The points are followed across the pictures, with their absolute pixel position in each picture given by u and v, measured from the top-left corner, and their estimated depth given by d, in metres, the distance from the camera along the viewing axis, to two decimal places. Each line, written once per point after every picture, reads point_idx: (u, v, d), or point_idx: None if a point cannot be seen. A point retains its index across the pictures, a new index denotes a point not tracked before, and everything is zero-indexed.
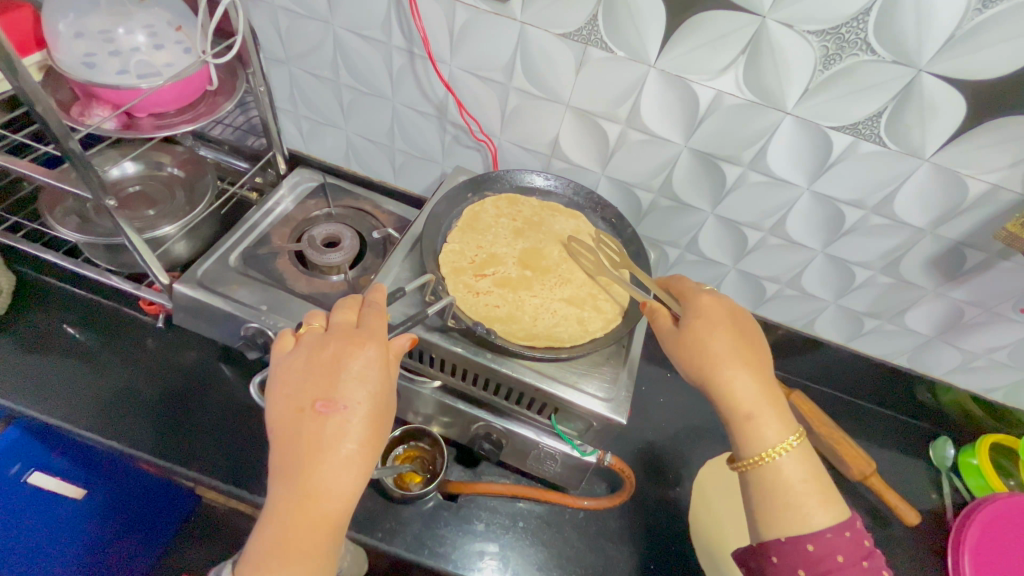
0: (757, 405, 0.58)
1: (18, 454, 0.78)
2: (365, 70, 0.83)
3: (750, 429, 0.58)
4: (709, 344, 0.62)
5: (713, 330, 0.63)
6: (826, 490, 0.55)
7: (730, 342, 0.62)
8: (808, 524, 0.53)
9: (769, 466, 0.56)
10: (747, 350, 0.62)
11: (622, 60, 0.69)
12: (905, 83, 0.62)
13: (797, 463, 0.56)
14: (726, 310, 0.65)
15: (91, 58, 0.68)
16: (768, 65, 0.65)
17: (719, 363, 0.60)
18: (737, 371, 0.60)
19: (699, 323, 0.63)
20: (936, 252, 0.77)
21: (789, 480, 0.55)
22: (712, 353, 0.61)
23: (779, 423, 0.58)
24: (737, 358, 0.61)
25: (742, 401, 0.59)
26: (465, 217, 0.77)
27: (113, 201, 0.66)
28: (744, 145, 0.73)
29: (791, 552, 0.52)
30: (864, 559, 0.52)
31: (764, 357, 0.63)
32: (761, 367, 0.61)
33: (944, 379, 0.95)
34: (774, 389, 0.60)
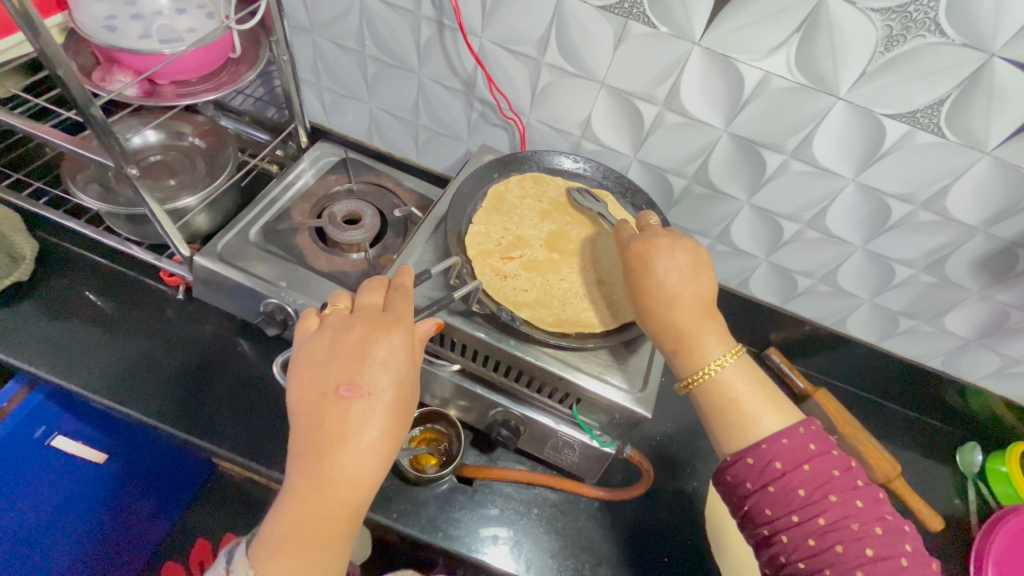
0: (697, 325, 0.57)
1: (40, 419, 0.80)
2: (391, 40, 0.80)
3: (689, 351, 0.57)
4: (649, 270, 0.60)
5: (656, 253, 0.60)
6: (768, 396, 0.55)
7: (671, 265, 0.59)
8: (749, 437, 0.53)
9: (709, 385, 0.55)
10: (687, 272, 0.59)
11: (666, 37, 0.65)
12: (973, 69, 0.58)
13: (738, 375, 0.56)
14: (669, 241, 0.62)
15: (114, 22, 0.66)
16: (825, 45, 0.61)
17: (658, 288, 0.59)
18: (676, 293, 0.58)
19: (640, 249, 0.61)
20: (986, 252, 0.73)
21: (732, 394, 0.55)
22: (651, 280, 0.59)
23: (717, 339, 0.57)
24: (678, 278, 0.59)
25: (683, 322, 0.57)
26: (490, 198, 0.74)
27: (134, 170, 0.64)
28: (791, 131, 0.69)
29: (738, 469, 0.52)
30: (805, 462, 0.50)
31: (708, 273, 0.60)
32: (703, 289, 0.59)
33: (977, 384, 0.92)
34: (711, 307, 0.59)
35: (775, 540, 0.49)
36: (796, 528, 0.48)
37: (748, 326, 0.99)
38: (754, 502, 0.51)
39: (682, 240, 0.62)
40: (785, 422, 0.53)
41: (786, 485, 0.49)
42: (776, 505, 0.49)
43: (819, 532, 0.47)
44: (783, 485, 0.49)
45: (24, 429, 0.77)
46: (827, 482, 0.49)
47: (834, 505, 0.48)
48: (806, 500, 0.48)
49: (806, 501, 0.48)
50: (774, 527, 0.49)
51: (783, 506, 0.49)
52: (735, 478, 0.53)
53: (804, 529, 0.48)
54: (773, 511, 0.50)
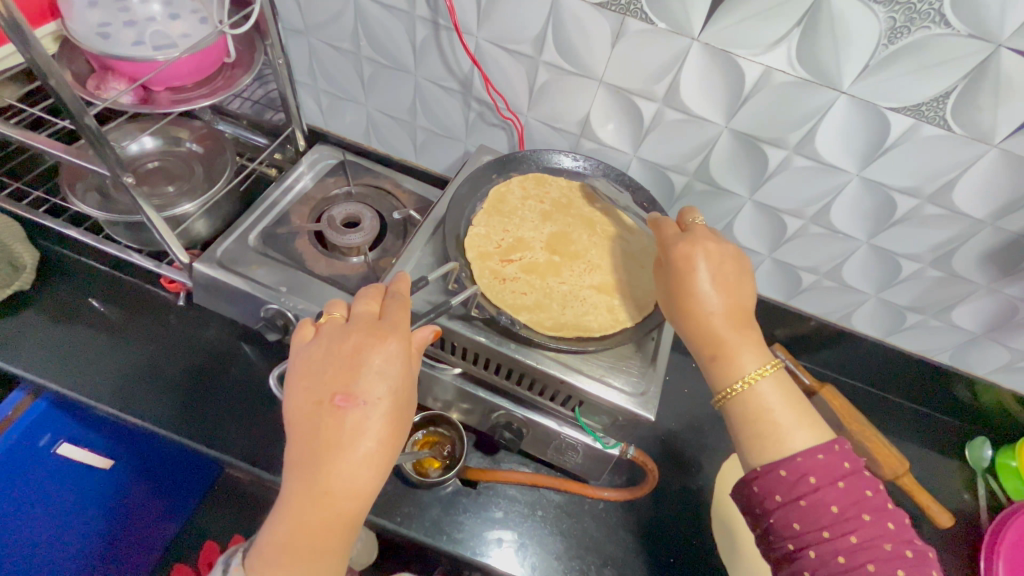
0: (734, 336, 0.56)
1: (47, 427, 0.80)
2: (387, 41, 0.79)
3: (722, 360, 0.56)
4: (691, 274, 0.59)
5: (699, 260, 0.59)
6: (802, 413, 0.53)
7: (712, 273, 0.58)
8: (781, 449, 0.52)
9: (745, 395, 0.54)
10: (728, 281, 0.58)
11: (664, 33, 0.64)
12: (980, 60, 0.57)
13: (773, 389, 0.54)
14: (714, 247, 0.60)
15: (107, 29, 0.66)
16: (827, 39, 0.59)
17: (698, 295, 0.58)
18: (716, 301, 0.57)
19: (683, 254, 0.60)
20: (993, 246, 0.72)
21: (766, 405, 0.53)
22: (692, 285, 0.58)
23: (755, 351, 0.56)
24: (718, 288, 0.58)
25: (719, 331, 0.56)
26: (490, 199, 0.73)
27: (131, 179, 0.64)
28: (792, 126, 0.68)
29: (767, 480, 0.51)
30: (839, 480, 0.49)
31: (746, 286, 0.59)
32: (741, 301, 0.58)
33: (986, 378, 0.91)
34: (750, 319, 0.58)
35: (801, 554, 0.48)
36: (826, 543, 0.47)
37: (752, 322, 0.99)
38: (780, 516, 0.50)
39: (725, 248, 0.61)
40: (808, 436, 0.52)
41: (818, 500, 0.48)
42: (806, 520, 0.48)
43: (851, 549, 0.46)
44: (815, 499, 0.48)
45: (29, 439, 0.78)
46: (859, 501, 0.48)
47: (867, 524, 0.47)
48: (839, 517, 0.48)
49: (838, 517, 0.48)
50: (802, 542, 0.48)
51: (813, 521, 0.48)
52: (763, 490, 0.51)
53: (835, 545, 0.47)
54: (801, 526, 0.48)
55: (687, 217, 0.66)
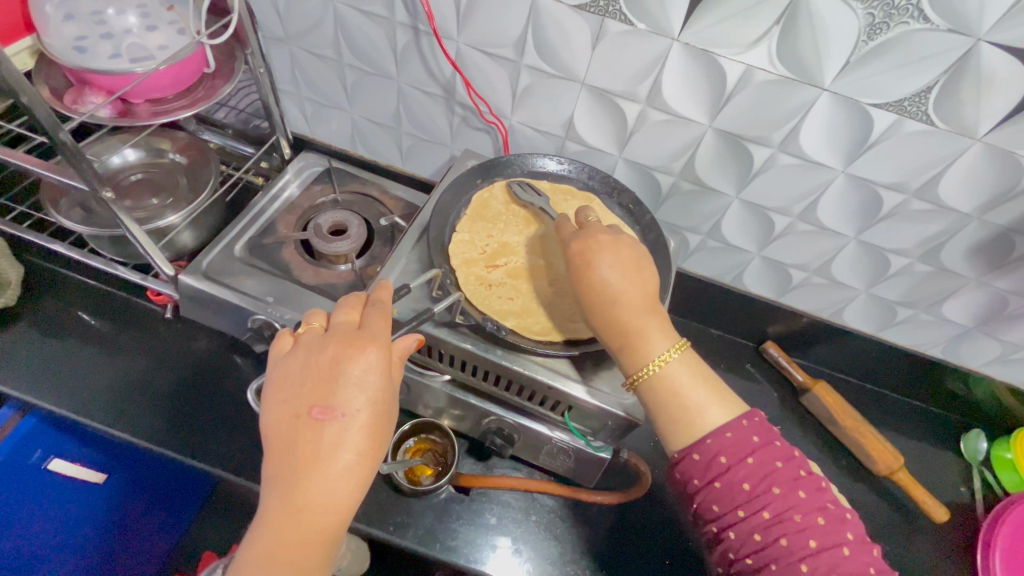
0: (641, 321, 0.55)
1: (36, 443, 0.80)
2: (368, 48, 0.78)
3: (632, 347, 0.55)
4: (589, 264, 0.58)
5: (598, 251, 0.58)
6: (712, 389, 0.54)
7: (612, 260, 0.58)
8: (695, 432, 0.52)
9: (654, 381, 0.54)
10: (631, 267, 0.58)
11: (643, 33, 0.64)
12: (960, 54, 0.56)
13: (682, 369, 0.54)
14: (610, 238, 0.60)
15: (83, 42, 0.65)
16: (807, 37, 0.59)
17: (601, 284, 0.57)
18: (620, 288, 0.56)
19: (581, 246, 0.60)
20: (981, 239, 0.72)
21: (676, 388, 0.54)
22: (592, 275, 0.57)
23: (662, 334, 0.55)
24: (622, 275, 0.57)
25: (626, 319, 0.55)
26: (474, 205, 0.73)
27: (110, 193, 0.64)
28: (776, 125, 0.67)
29: (685, 465, 0.52)
30: (749, 455, 0.49)
31: (649, 269, 0.59)
32: (645, 285, 0.58)
33: (979, 371, 0.90)
34: (655, 301, 0.58)
35: (724, 536, 0.49)
36: (742, 522, 0.48)
37: (744, 320, 0.99)
38: (702, 499, 0.50)
39: (623, 237, 0.61)
40: (726, 415, 0.52)
41: (730, 480, 0.49)
42: (721, 500, 0.49)
43: (765, 526, 0.47)
44: (728, 479, 0.49)
45: (20, 457, 0.78)
46: (769, 475, 0.48)
47: (778, 497, 0.47)
48: (751, 494, 0.48)
49: (751, 494, 0.48)
50: (721, 523, 0.49)
51: (728, 501, 0.48)
52: (683, 475, 0.52)
53: (750, 523, 0.47)
54: (720, 507, 0.49)
55: (584, 214, 0.66)
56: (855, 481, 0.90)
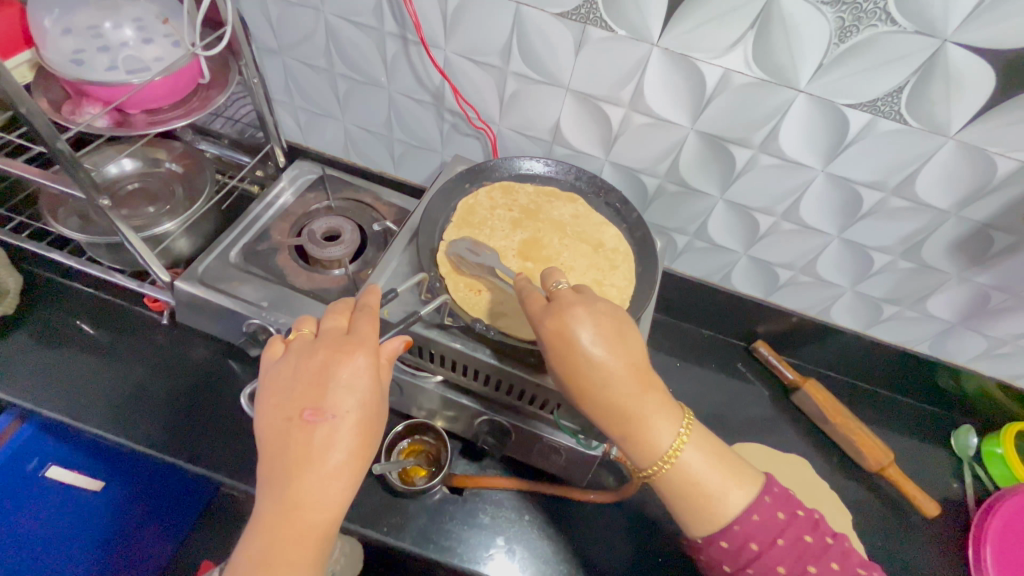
0: (641, 406, 0.53)
1: (33, 451, 0.80)
2: (359, 57, 0.80)
3: (639, 440, 0.53)
4: (572, 345, 0.54)
5: (576, 327, 0.54)
6: (727, 468, 0.53)
7: (592, 333, 0.54)
8: (719, 518, 0.51)
9: (671, 472, 0.52)
10: (615, 342, 0.54)
11: (624, 39, 0.66)
12: (928, 56, 0.58)
13: (695, 452, 0.53)
14: (585, 307, 0.55)
15: (81, 55, 0.67)
16: (780, 41, 0.61)
17: (588, 368, 0.53)
18: (609, 370, 0.53)
19: (556, 323, 0.55)
20: (960, 235, 0.73)
21: (693, 477, 0.52)
22: (578, 359, 0.54)
23: (666, 418, 0.53)
24: (607, 351, 0.53)
25: (626, 408, 0.52)
26: (460, 212, 0.74)
27: (107, 201, 0.65)
28: (755, 126, 0.69)
29: (713, 552, 0.52)
30: (778, 536, 0.51)
31: (633, 334, 0.56)
32: (633, 358, 0.54)
33: (967, 366, 0.92)
34: (648, 373, 0.54)
35: None
36: None
37: (733, 319, 1.00)
38: None
39: (598, 302, 0.57)
40: (748, 495, 0.52)
41: (765, 566, 0.50)
42: None
43: None
44: (762, 565, 0.50)
45: (17, 464, 0.78)
46: (801, 554, 0.50)
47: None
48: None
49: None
50: None
51: None
52: (711, 560, 0.53)
53: None
54: None
55: (552, 280, 0.61)
56: (847, 479, 0.91)
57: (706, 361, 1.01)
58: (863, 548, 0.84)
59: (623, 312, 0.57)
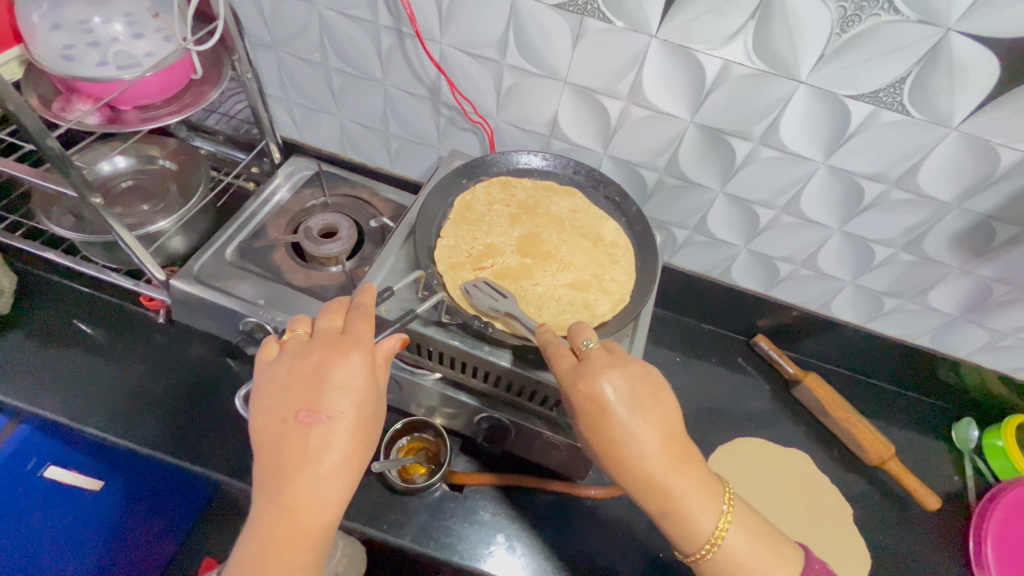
0: (683, 484, 0.52)
1: (32, 451, 0.80)
2: (354, 51, 0.79)
3: (681, 522, 0.52)
4: (607, 422, 0.52)
5: (612, 399, 0.52)
6: (769, 547, 0.53)
7: (629, 404, 0.52)
8: None
9: (716, 557, 0.52)
10: (653, 415, 0.53)
11: (622, 31, 0.65)
12: (931, 45, 0.57)
13: (737, 533, 0.52)
14: (621, 375, 0.54)
15: (71, 51, 0.66)
16: (781, 31, 0.60)
17: (627, 447, 0.52)
18: (649, 451, 0.51)
19: (590, 390, 0.53)
20: (963, 227, 0.72)
21: (739, 561, 0.52)
22: (614, 436, 0.52)
23: (708, 496, 0.52)
24: (645, 425, 0.52)
25: (667, 488, 0.51)
26: (457, 208, 0.73)
27: (99, 198, 0.65)
28: (755, 119, 0.68)
29: None
30: None
31: (668, 400, 0.55)
32: (671, 429, 0.53)
33: (969, 359, 0.91)
34: (687, 447, 0.53)
35: None
36: None
37: (734, 313, 0.99)
38: None
39: (632, 365, 0.55)
40: None
41: None
42: None
43: None
44: None
45: (16, 464, 0.77)
46: None
47: None
48: None
49: None
50: None
51: None
52: None
53: None
54: None
55: (581, 337, 0.58)
56: (848, 473, 0.91)
57: (706, 355, 1.01)
58: (864, 542, 0.84)
59: (657, 375, 0.56)
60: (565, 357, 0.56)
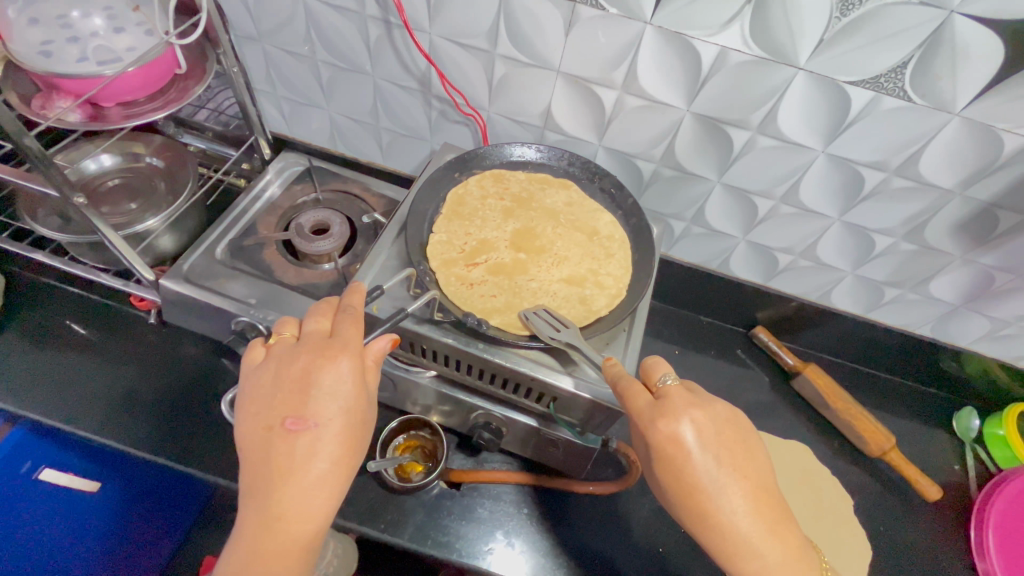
0: (776, 548, 0.48)
1: (25, 454, 0.79)
2: (341, 43, 0.77)
3: None
4: (689, 469, 0.50)
5: (694, 443, 0.50)
6: None
7: (713, 452, 0.50)
8: None
9: None
10: (742, 466, 0.50)
11: (616, 18, 0.63)
12: (934, 28, 0.56)
13: None
14: (706, 418, 0.52)
15: (49, 46, 0.64)
16: (779, 16, 0.58)
17: (712, 499, 0.49)
18: (736, 504, 0.49)
19: (670, 429, 0.51)
20: (964, 216, 0.71)
21: None
22: (699, 485, 0.49)
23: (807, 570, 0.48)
24: (732, 476, 0.50)
25: (760, 553, 0.47)
26: (450, 202, 0.72)
27: (81, 198, 0.64)
28: (753, 107, 0.67)
29: None
30: None
31: (757, 453, 0.52)
32: (762, 484, 0.50)
33: (970, 348, 0.90)
34: (780, 508, 0.50)
35: None
36: None
37: (732, 305, 0.98)
38: None
39: (717, 407, 0.53)
40: None
41: None
42: None
43: None
44: None
45: (10, 467, 0.77)
46: None
47: None
48: None
49: None
50: None
51: None
52: None
53: None
54: None
55: (657, 374, 0.56)
56: (848, 465, 0.90)
57: (704, 348, 1.00)
58: (865, 534, 0.83)
59: (746, 426, 0.54)
60: (641, 395, 0.53)
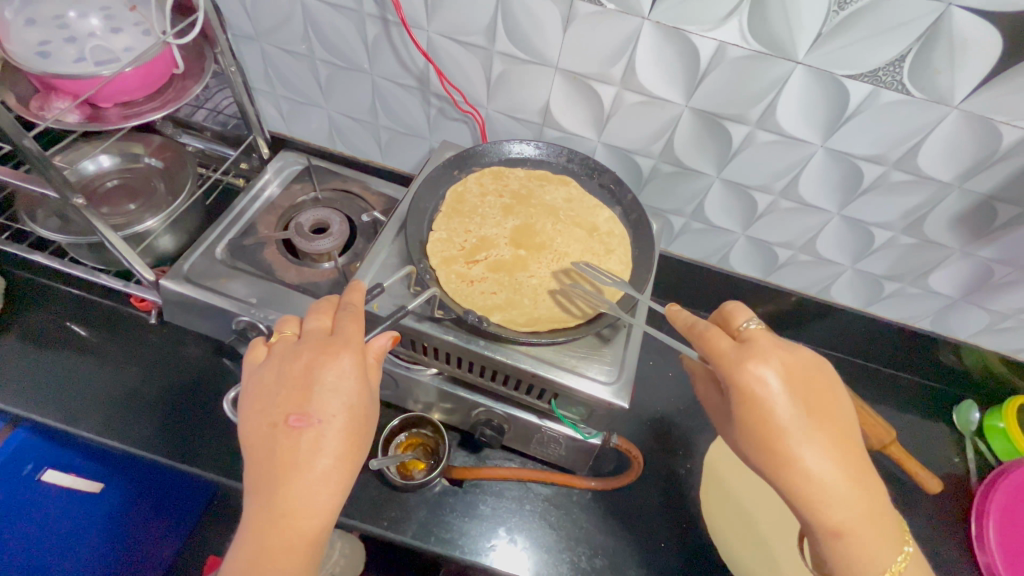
0: (853, 493, 0.48)
1: (28, 456, 0.78)
2: (339, 42, 0.77)
3: (843, 535, 0.48)
4: (772, 413, 0.50)
5: (776, 388, 0.51)
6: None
7: (795, 397, 0.51)
8: None
9: None
10: (825, 413, 0.51)
11: (614, 14, 0.63)
12: (932, 21, 0.56)
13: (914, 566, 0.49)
14: (790, 362, 0.52)
15: (47, 47, 0.63)
16: (777, 11, 0.58)
17: (795, 443, 0.49)
18: (819, 449, 0.49)
19: (756, 372, 0.51)
20: (963, 209, 0.71)
21: None
22: (784, 427, 0.50)
23: (879, 516, 0.49)
24: (812, 422, 0.50)
25: (836, 496, 0.48)
26: (449, 200, 0.72)
27: (81, 199, 0.64)
28: (752, 103, 0.67)
29: None
30: None
31: (840, 402, 0.52)
32: (844, 433, 0.51)
33: (970, 341, 0.90)
34: (860, 456, 0.51)
35: None
36: None
37: (732, 300, 0.98)
38: None
39: (801, 355, 0.53)
40: None
41: None
42: None
43: None
44: None
45: (12, 469, 0.76)
46: None
47: None
48: None
49: None
50: None
51: None
52: None
53: None
54: None
55: (740, 319, 0.58)
56: None
57: None
58: None
59: (829, 375, 0.54)
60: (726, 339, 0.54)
